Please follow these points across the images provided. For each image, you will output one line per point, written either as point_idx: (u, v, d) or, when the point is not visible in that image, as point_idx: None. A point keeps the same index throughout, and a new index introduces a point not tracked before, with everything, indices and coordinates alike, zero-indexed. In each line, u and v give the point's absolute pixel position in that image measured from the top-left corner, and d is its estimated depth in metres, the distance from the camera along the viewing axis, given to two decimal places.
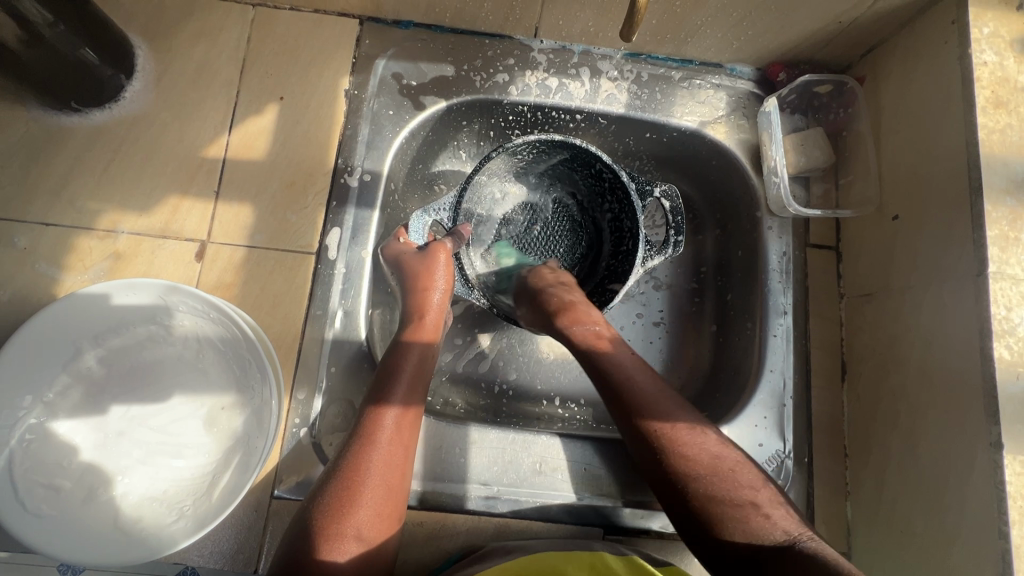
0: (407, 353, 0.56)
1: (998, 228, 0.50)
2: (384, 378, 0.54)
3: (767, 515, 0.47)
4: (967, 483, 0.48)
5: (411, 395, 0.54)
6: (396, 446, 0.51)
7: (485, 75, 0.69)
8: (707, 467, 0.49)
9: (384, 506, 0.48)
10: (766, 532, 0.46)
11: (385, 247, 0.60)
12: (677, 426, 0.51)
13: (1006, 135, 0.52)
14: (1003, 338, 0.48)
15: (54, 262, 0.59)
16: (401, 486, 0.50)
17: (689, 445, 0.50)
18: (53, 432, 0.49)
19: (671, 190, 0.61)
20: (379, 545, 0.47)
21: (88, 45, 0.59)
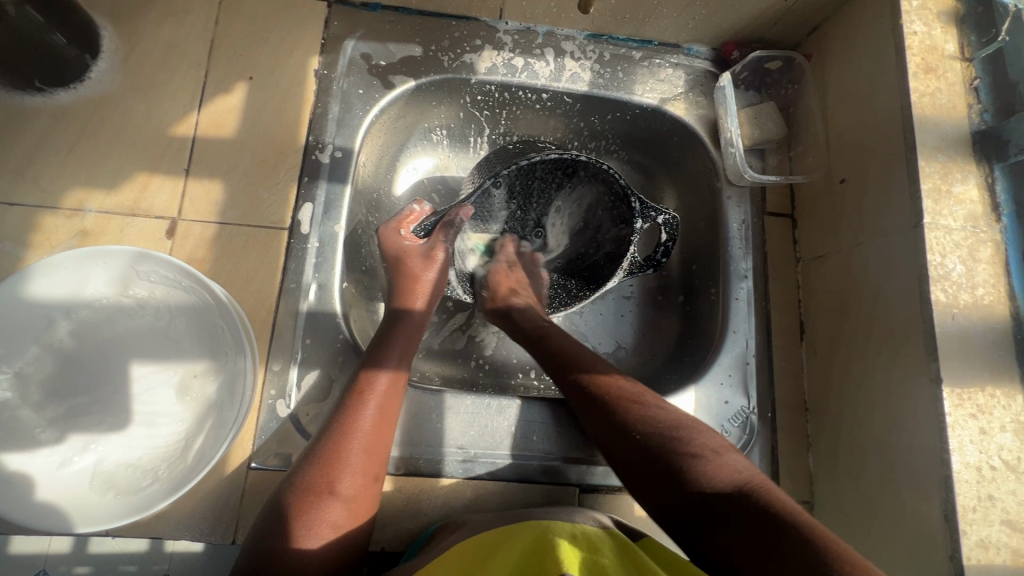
0: (402, 328, 0.58)
1: (932, 182, 0.54)
2: (378, 349, 0.55)
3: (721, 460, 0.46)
4: (913, 419, 0.51)
5: (402, 362, 0.56)
6: (387, 409, 0.52)
7: (453, 55, 0.70)
8: (651, 423, 0.50)
9: (368, 467, 0.49)
10: (709, 479, 0.45)
11: (382, 232, 0.62)
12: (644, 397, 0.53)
13: (936, 98, 0.56)
14: (940, 283, 0.51)
15: (19, 241, 0.59)
16: (385, 450, 0.51)
17: (647, 402, 0.52)
18: (24, 403, 0.48)
19: (673, 218, 0.62)
20: (363, 507, 0.48)
21: (54, 28, 0.61)
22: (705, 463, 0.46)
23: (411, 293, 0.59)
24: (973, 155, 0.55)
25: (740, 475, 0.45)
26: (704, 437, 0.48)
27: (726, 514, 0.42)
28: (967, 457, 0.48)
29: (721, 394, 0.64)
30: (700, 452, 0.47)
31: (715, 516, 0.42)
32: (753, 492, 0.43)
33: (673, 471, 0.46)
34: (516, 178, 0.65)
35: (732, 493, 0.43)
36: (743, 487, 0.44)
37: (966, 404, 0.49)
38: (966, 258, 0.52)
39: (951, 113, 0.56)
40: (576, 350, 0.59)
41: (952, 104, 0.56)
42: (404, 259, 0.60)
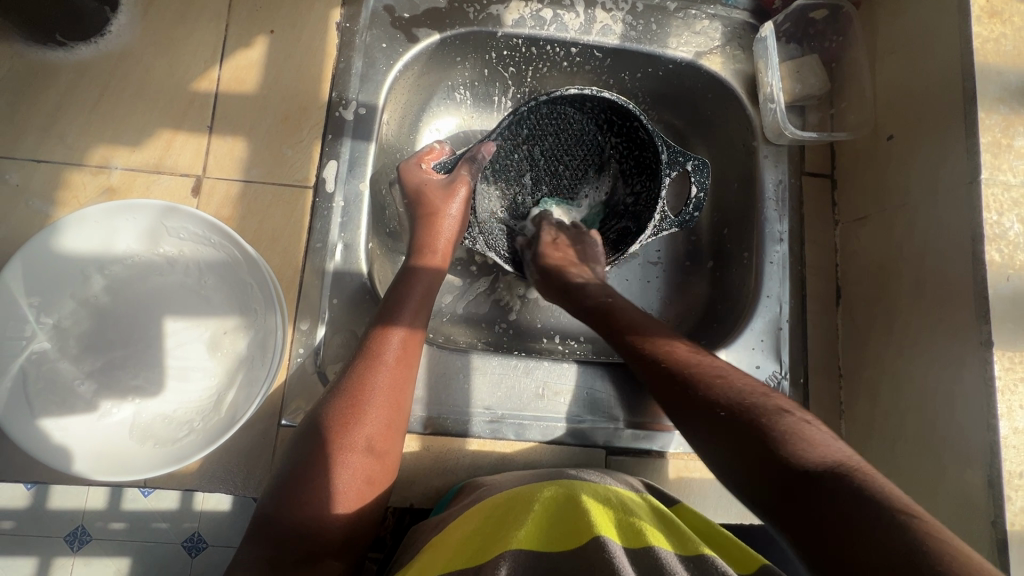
0: (422, 275, 0.58)
1: (992, 135, 0.50)
2: (392, 305, 0.55)
3: (810, 432, 0.38)
4: (958, 383, 0.50)
5: (416, 319, 0.55)
6: (397, 368, 0.51)
7: (479, 7, 0.67)
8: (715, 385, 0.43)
9: (387, 422, 0.49)
10: (804, 450, 0.36)
11: (404, 169, 0.62)
12: (706, 359, 0.47)
13: (1000, 45, 0.52)
14: (995, 242, 0.49)
15: (48, 198, 0.59)
16: (405, 405, 0.51)
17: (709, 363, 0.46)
18: (63, 355, 0.49)
19: (700, 162, 0.63)
20: (386, 459, 0.48)
21: None
22: (787, 436, 0.38)
23: (430, 233, 0.60)
24: None
25: (836, 454, 0.36)
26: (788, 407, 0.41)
27: (817, 504, 0.34)
28: (1016, 423, 0.46)
29: (752, 359, 0.63)
30: (791, 424, 0.39)
31: (795, 490, 0.35)
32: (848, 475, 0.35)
33: (741, 435, 0.39)
34: (541, 134, 0.68)
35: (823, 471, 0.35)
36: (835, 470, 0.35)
37: (1018, 368, 0.47)
38: None
39: (1017, 61, 0.52)
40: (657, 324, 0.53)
41: (1018, 51, 0.52)
42: (423, 194, 0.60)
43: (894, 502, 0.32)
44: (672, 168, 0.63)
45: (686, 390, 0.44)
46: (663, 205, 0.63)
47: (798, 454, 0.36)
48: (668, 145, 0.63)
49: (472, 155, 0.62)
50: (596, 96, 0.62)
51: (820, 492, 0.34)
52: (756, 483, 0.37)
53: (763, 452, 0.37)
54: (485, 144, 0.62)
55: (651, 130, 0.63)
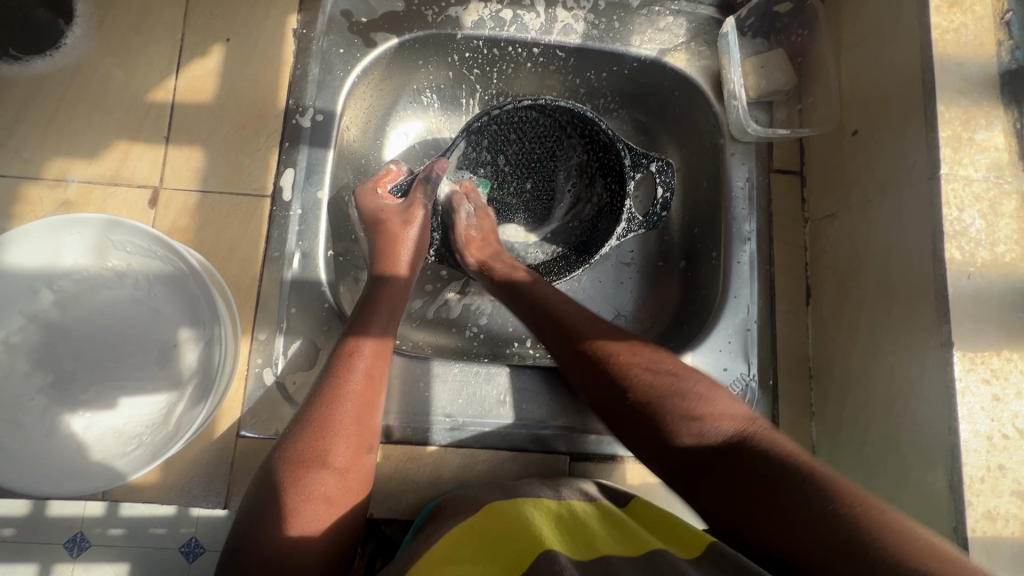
0: (387, 293, 0.57)
1: (952, 129, 0.49)
2: (360, 320, 0.54)
3: (710, 407, 0.43)
4: (920, 384, 0.48)
5: (386, 331, 0.54)
6: (367, 386, 0.50)
7: (438, 9, 0.67)
8: (642, 385, 0.45)
9: (360, 441, 0.48)
10: (711, 428, 0.41)
11: (359, 194, 0.61)
12: (640, 353, 0.48)
13: (961, 35, 0.50)
14: (955, 239, 0.47)
15: (5, 213, 0.59)
16: (375, 422, 0.50)
17: (634, 358, 0.47)
18: (11, 372, 0.49)
19: (665, 163, 0.61)
20: (361, 477, 0.48)
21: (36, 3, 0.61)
22: (694, 412, 0.42)
23: (393, 255, 0.59)
24: (999, 98, 0.50)
25: (730, 416, 0.42)
26: (696, 381, 0.45)
27: (732, 466, 0.39)
28: (977, 426, 0.45)
29: (720, 361, 0.62)
30: (699, 401, 0.43)
31: (714, 470, 0.40)
32: (754, 440, 0.40)
33: (675, 433, 0.42)
34: (506, 145, 0.68)
35: (732, 441, 0.40)
36: (741, 436, 0.40)
37: (978, 369, 0.45)
38: (987, 211, 0.47)
39: (978, 51, 0.50)
40: (603, 323, 0.52)
41: (979, 41, 0.50)
42: (382, 219, 0.59)
43: (778, 448, 0.39)
44: (636, 170, 0.62)
45: (625, 403, 0.45)
46: (630, 207, 0.62)
47: (698, 431, 0.41)
48: (631, 148, 0.62)
49: (431, 176, 0.62)
50: (555, 104, 0.61)
51: (730, 458, 0.39)
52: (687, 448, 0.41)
53: (676, 434, 0.42)
54: (439, 161, 0.62)
55: (613, 137, 0.61)
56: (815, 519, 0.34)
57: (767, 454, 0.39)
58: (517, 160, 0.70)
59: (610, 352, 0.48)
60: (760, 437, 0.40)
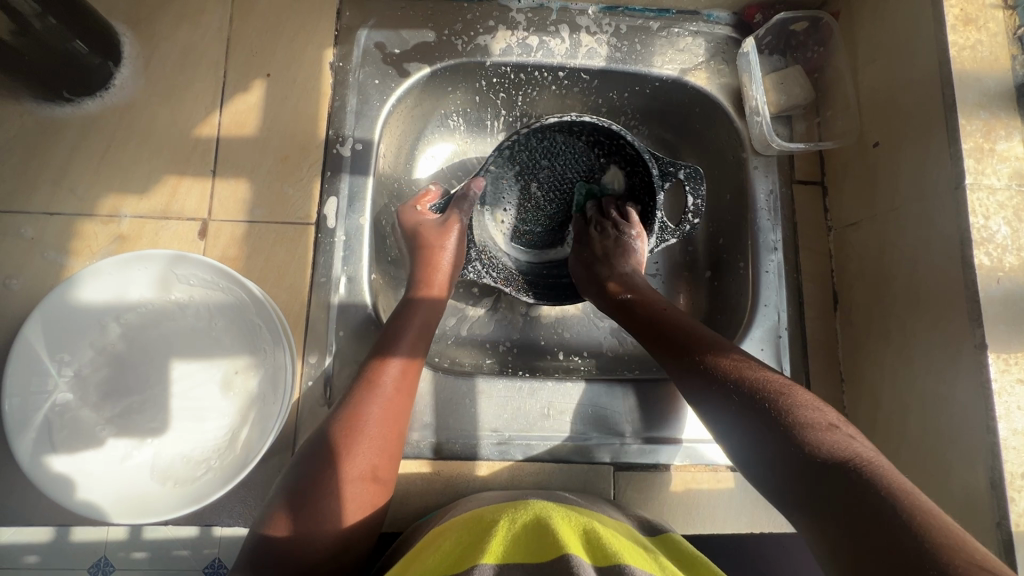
0: (416, 311, 0.59)
1: (974, 141, 0.51)
2: (389, 337, 0.56)
3: (819, 418, 0.41)
4: (955, 385, 0.50)
5: (414, 351, 0.56)
6: (395, 398, 0.53)
7: (467, 39, 0.70)
8: (746, 380, 0.45)
9: (381, 453, 0.50)
10: (826, 444, 0.39)
11: (401, 212, 0.66)
12: (726, 353, 0.48)
13: (977, 51, 0.53)
14: (983, 246, 0.49)
15: (61, 249, 0.61)
16: (399, 437, 0.52)
17: (727, 355, 0.48)
18: (83, 404, 0.51)
19: (694, 170, 0.63)
20: (384, 484, 0.50)
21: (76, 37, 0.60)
22: (800, 417, 0.41)
23: (429, 274, 0.61)
24: (1017, 110, 0.52)
25: (853, 444, 0.39)
26: (807, 398, 0.43)
27: (818, 482, 0.38)
28: (1015, 424, 0.46)
29: None
30: (805, 409, 0.42)
31: (813, 475, 0.38)
32: (862, 467, 0.37)
33: (771, 424, 0.41)
34: (538, 169, 0.71)
35: (836, 461, 0.38)
36: (852, 463, 0.37)
37: (1013, 370, 0.47)
38: (1012, 218, 0.50)
39: (994, 66, 0.53)
40: (703, 329, 0.53)
41: (994, 56, 0.53)
42: (419, 235, 0.62)
43: (866, 462, 0.37)
44: (664, 179, 0.64)
45: (711, 395, 0.46)
46: (662, 216, 0.64)
47: (812, 439, 0.39)
48: (658, 158, 0.64)
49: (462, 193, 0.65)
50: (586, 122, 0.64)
51: (823, 472, 0.38)
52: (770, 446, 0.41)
53: (767, 442, 0.41)
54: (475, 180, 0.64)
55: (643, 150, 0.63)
56: (885, 540, 0.33)
57: (873, 481, 0.36)
58: (547, 182, 0.72)
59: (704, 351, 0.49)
60: (869, 469, 0.37)
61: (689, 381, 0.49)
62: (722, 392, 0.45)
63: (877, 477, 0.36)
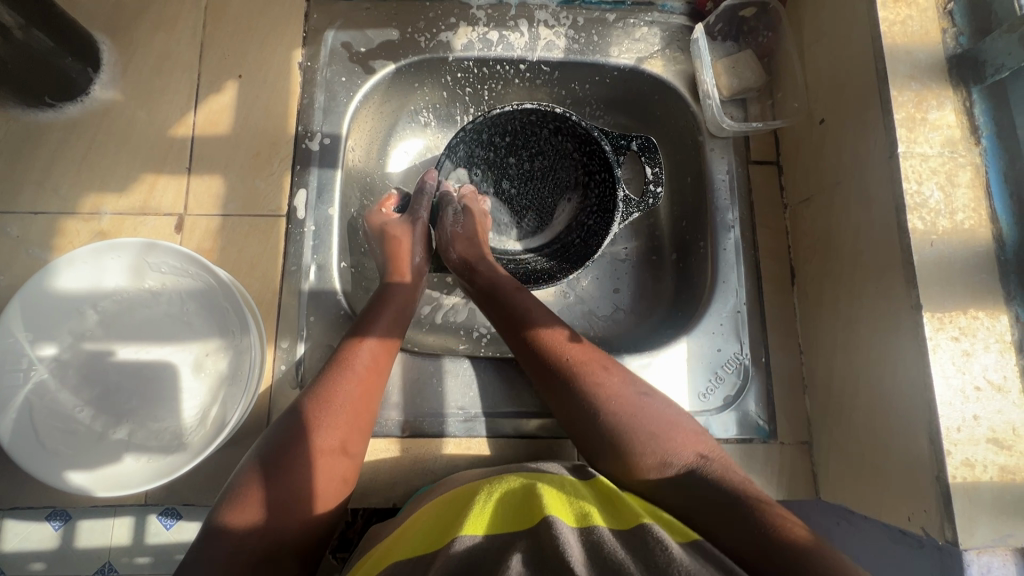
0: (391, 298, 0.61)
1: (906, 111, 0.53)
2: (366, 318, 0.59)
3: (680, 437, 0.49)
4: (896, 347, 0.52)
5: (390, 331, 0.59)
6: (370, 372, 0.55)
7: (429, 35, 0.72)
8: (628, 399, 0.52)
9: (353, 426, 0.52)
10: (674, 455, 0.48)
11: (366, 217, 0.69)
12: (588, 354, 0.56)
13: (907, 25, 0.55)
14: (917, 211, 0.51)
15: (46, 246, 0.64)
16: (370, 412, 0.54)
17: (594, 362, 0.55)
18: (63, 387, 0.53)
19: (646, 141, 0.66)
20: (353, 458, 0.51)
21: (66, 53, 0.65)
22: (664, 445, 0.48)
23: (398, 262, 0.64)
24: (948, 80, 0.54)
25: (698, 453, 0.49)
26: (657, 413, 0.51)
27: (687, 495, 0.46)
28: (951, 381, 0.48)
29: (713, 342, 0.66)
30: (673, 433, 0.50)
31: (681, 488, 0.46)
32: (706, 471, 0.47)
33: (632, 437, 0.49)
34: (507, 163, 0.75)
35: (686, 470, 0.47)
36: (695, 465, 0.47)
37: (949, 328, 0.49)
38: (944, 183, 0.51)
39: (925, 39, 0.54)
40: (558, 327, 0.58)
41: (925, 30, 0.55)
42: (387, 230, 0.65)
43: (763, 506, 0.43)
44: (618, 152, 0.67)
45: (587, 414, 0.52)
46: (624, 191, 0.66)
47: (669, 450, 0.48)
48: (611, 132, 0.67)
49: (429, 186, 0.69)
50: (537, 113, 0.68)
51: (687, 486, 0.46)
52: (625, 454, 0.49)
53: (643, 456, 0.48)
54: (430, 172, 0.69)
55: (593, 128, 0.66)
56: (778, 560, 0.39)
57: (720, 486, 0.45)
58: (516, 174, 0.76)
59: (578, 357, 0.55)
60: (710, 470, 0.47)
61: (552, 382, 0.55)
62: (607, 401, 0.52)
63: (722, 482, 0.45)
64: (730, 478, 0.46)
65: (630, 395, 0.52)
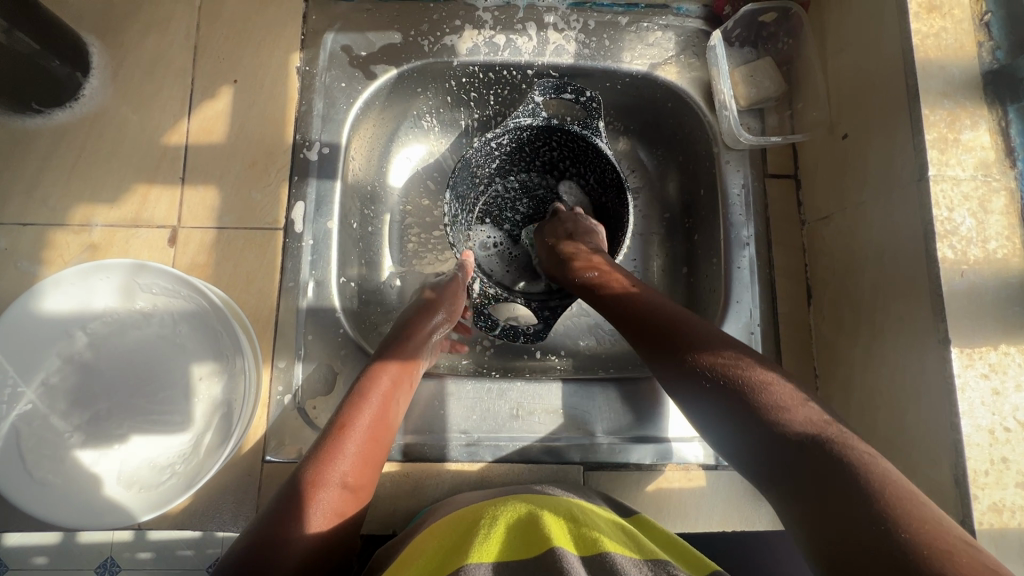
0: (418, 324, 0.60)
1: (938, 131, 0.50)
2: (392, 344, 0.58)
3: (788, 399, 0.42)
4: (920, 382, 0.49)
5: (413, 359, 0.58)
6: (390, 403, 0.54)
7: (433, 39, 0.69)
8: (729, 369, 0.45)
9: (366, 456, 0.49)
10: (787, 423, 0.40)
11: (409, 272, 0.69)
12: (695, 330, 0.49)
13: (941, 38, 0.51)
14: (947, 239, 0.48)
15: (34, 259, 0.62)
16: (384, 443, 0.52)
17: (702, 336, 0.48)
18: (51, 412, 0.52)
19: None
20: (360, 493, 0.48)
21: (52, 55, 0.62)
22: (774, 411, 0.41)
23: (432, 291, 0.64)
24: (983, 98, 0.51)
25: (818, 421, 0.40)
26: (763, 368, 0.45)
27: (799, 463, 0.38)
28: (979, 421, 0.45)
29: None
30: (777, 392, 0.42)
31: (788, 462, 0.39)
32: (830, 439, 0.38)
33: (741, 411, 0.43)
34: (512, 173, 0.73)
35: (803, 438, 0.39)
36: (817, 436, 0.39)
37: (978, 366, 0.46)
38: (977, 210, 0.48)
39: (959, 54, 0.51)
40: (672, 308, 0.52)
41: (960, 43, 0.51)
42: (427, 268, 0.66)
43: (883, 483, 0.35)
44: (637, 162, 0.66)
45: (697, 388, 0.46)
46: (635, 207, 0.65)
47: (784, 422, 0.40)
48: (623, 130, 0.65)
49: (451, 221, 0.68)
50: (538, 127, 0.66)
51: (801, 452, 0.38)
52: (732, 430, 0.43)
53: (756, 427, 0.41)
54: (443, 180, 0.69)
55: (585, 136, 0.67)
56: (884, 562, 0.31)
57: (838, 453, 0.37)
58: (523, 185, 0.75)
59: (681, 334, 0.49)
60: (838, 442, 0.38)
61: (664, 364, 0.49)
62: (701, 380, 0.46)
63: (843, 451, 0.37)
64: (852, 448, 0.37)
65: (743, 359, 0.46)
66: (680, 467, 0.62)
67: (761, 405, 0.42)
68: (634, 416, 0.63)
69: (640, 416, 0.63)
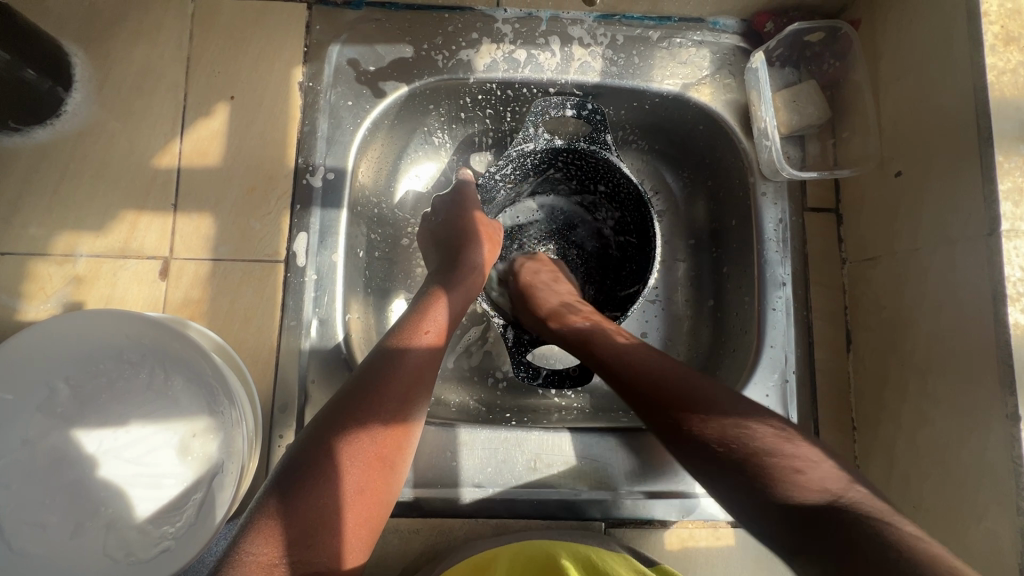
0: (400, 362, 0.46)
1: (1012, 180, 0.45)
2: (364, 392, 0.43)
3: (801, 461, 0.39)
4: (980, 456, 0.46)
5: (401, 410, 0.44)
6: (375, 472, 0.41)
7: (448, 53, 0.64)
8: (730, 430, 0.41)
9: (356, 534, 0.40)
10: (807, 496, 0.37)
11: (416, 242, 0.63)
12: (694, 385, 0.45)
13: (1019, 76, 0.46)
14: (1019, 302, 0.44)
15: (13, 292, 0.57)
16: (378, 511, 0.42)
17: (701, 392, 0.44)
18: (33, 471, 0.47)
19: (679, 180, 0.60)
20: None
21: (25, 64, 0.56)
22: (786, 477, 0.38)
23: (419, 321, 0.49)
24: None
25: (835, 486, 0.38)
26: (762, 422, 0.42)
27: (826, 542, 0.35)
28: None
29: None
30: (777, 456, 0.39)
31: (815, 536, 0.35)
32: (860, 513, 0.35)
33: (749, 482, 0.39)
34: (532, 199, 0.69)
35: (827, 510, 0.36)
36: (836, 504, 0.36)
37: None
38: None
39: None
40: (666, 362, 0.48)
41: None
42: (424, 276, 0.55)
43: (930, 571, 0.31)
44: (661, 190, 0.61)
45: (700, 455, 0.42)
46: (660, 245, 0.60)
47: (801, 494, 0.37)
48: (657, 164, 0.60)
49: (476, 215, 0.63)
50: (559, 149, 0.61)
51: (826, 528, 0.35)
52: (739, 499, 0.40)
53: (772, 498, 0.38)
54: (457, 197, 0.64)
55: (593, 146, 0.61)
56: None
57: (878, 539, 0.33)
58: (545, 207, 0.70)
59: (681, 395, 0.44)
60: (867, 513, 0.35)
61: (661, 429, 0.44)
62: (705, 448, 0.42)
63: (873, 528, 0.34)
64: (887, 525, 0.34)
65: (741, 413, 0.42)
66: (707, 525, 0.58)
67: (759, 472, 0.39)
68: (659, 468, 0.59)
69: (667, 468, 0.59)
